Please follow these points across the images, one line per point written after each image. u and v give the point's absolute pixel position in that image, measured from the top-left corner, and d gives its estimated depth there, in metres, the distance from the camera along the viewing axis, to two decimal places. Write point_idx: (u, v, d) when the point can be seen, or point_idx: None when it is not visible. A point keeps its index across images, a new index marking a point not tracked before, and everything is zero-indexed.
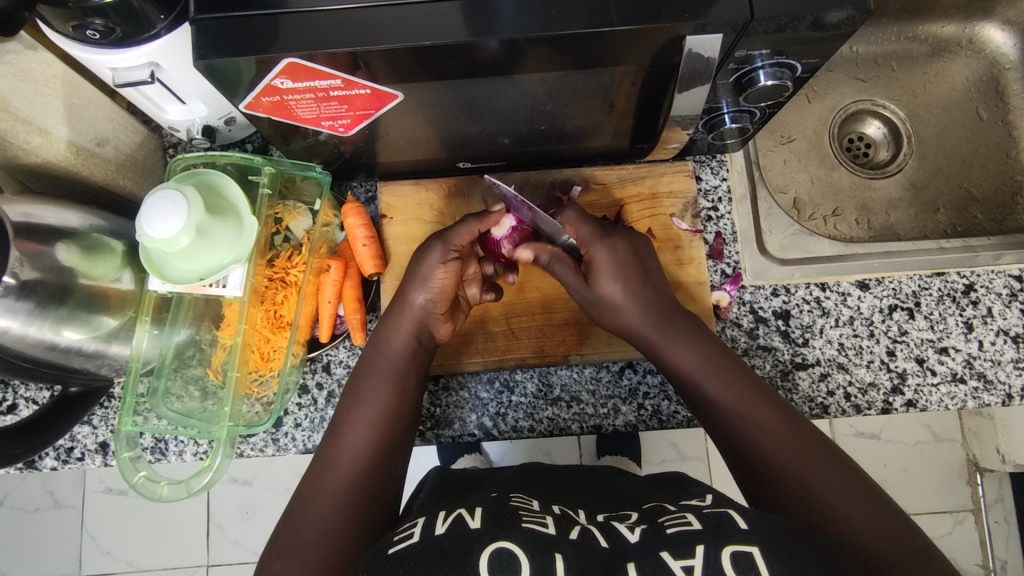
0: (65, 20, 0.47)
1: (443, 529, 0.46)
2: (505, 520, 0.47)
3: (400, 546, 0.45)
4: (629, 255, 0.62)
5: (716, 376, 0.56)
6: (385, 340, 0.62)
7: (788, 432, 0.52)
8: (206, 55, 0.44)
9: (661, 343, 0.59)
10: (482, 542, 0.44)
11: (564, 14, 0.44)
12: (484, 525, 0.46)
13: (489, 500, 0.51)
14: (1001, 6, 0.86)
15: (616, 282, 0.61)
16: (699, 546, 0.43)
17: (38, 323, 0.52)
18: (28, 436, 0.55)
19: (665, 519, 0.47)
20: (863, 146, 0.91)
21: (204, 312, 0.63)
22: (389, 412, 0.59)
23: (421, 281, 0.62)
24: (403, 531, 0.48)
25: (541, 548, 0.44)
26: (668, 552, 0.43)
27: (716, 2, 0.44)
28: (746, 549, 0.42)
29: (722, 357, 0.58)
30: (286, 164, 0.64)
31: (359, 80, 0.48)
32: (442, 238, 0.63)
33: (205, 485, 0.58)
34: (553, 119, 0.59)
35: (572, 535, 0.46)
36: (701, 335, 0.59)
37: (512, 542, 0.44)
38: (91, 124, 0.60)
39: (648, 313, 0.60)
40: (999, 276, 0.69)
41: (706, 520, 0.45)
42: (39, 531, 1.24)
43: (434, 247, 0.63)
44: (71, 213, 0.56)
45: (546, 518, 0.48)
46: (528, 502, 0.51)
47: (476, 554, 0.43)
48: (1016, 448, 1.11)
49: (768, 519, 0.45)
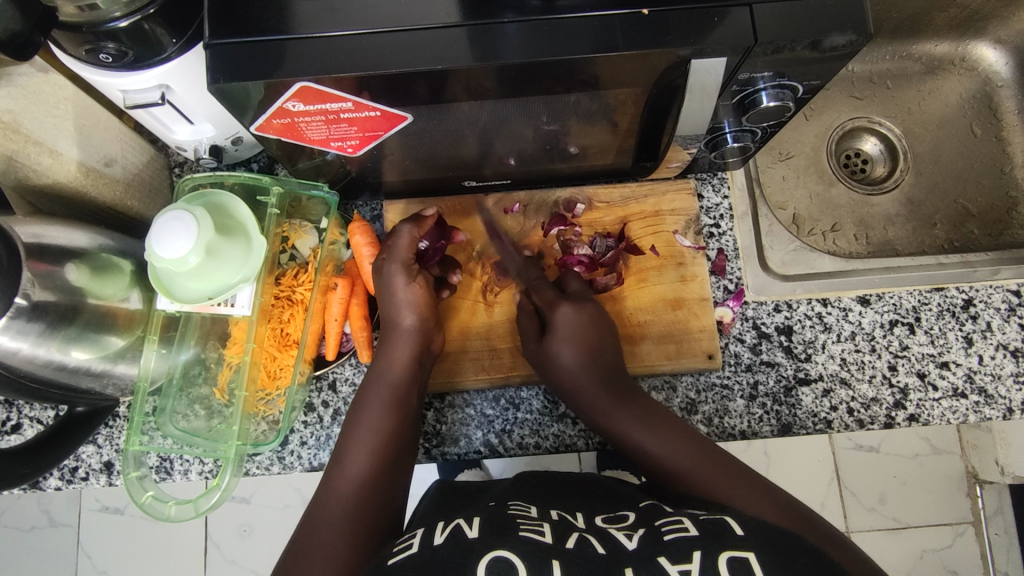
0: (79, 44, 0.49)
1: (441, 540, 0.47)
2: (504, 527, 0.47)
3: (398, 557, 0.46)
4: (586, 323, 0.64)
5: (665, 439, 0.58)
6: (381, 362, 0.63)
7: (735, 479, 0.55)
8: (218, 79, 0.45)
9: (608, 408, 0.61)
10: (479, 550, 0.44)
11: (570, 38, 0.45)
12: (481, 534, 0.46)
13: (486, 510, 0.51)
14: (992, 26, 0.87)
15: (573, 346, 0.63)
16: (696, 550, 0.43)
17: (47, 345, 0.53)
18: (36, 456, 0.55)
19: (663, 524, 0.47)
20: (860, 162, 0.92)
21: (210, 331, 0.63)
22: (391, 430, 0.60)
23: (404, 305, 0.64)
24: (402, 542, 0.49)
25: (538, 556, 0.44)
26: (665, 556, 0.43)
27: (717, 26, 0.45)
28: (742, 555, 0.42)
29: (662, 420, 0.60)
30: (294, 184, 0.65)
31: (368, 101, 0.48)
32: (392, 258, 0.65)
33: (213, 505, 0.58)
34: (557, 138, 0.60)
35: (570, 544, 0.46)
36: (640, 403, 0.62)
37: (508, 550, 0.44)
38: (100, 145, 0.60)
39: (595, 380, 0.63)
40: (998, 291, 0.70)
41: (703, 526, 0.45)
42: (36, 550, 1.23)
43: (394, 264, 0.64)
44: (80, 234, 0.56)
45: (544, 526, 0.48)
46: (527, 509, 0.51)
47: (473, 562, 0.43)
48: (1015, 460, 1.12)
49: (761, 526, 0.45)
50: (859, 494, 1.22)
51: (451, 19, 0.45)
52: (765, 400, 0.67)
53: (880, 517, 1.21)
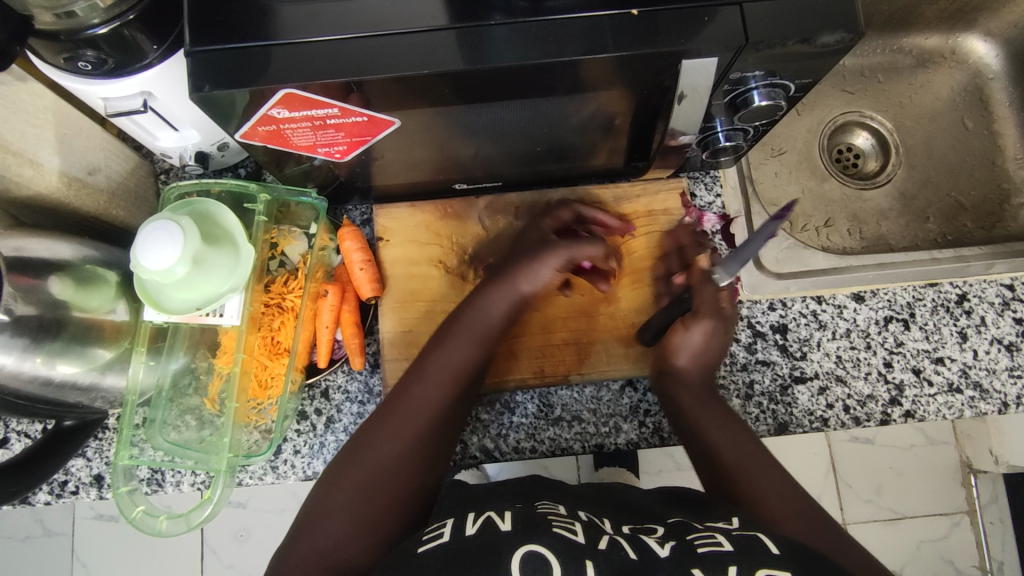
0: (57, 51, 0.48)
1: (474, 529, 0.46)
2: (535, 523, 0.47)
3: (429, 545, 0.45)
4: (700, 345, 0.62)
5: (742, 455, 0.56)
6: (479, 305, 0.60)
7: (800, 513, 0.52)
8: (200, 86, 0.44)
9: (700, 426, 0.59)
10: (511, 545, 0.44)
11: (561, 40, 0.44)
12: (515, 528, 0.46)
13: (516, 506, 0.51)
14: (982, 18, 0.87)
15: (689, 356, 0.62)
16: (732, 564, 0.42)
17: (32, 359, 0.51)
18: (24, 472, 0.54)
19: (694, 537, 0.47)
20: (852, 157, 0.92)
21: (199, 340, 0.62)
22: (462, 374, 0.58)
23: (530, 276, 0.60)
24: (431, 530, 0.48)
25: (572, 555, 0.43)
26: (698, 568, 0.43)
27: (709, 25, 0.44)
28: (780, 574, 0.41)
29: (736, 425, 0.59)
30: (281, 190, 0.64)
31: (354, 107, 0.48)
32: (569, 246, 0.61)
33: (205, 519, 0.57)
34: (549, 139, 0.60)
35: (602, 545, 0.45)
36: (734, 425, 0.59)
37: (543, 545, 0.44)
38: (82, 154, 0.59)
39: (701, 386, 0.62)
40: (992, 285, 0.69)
41: (737, 541, 0.45)
42: (31, 560, 1.22)
43: (558, 252, 0.60)
44: (63, 245, 0.55)
45: (575, 524, 0.48)
46: (556, 509, 0.51)
47: (506, 557, 0.43)
48: (1009, 450, 1.13)
49: (794, 545, 0.45)
50: (856, 486, 1.22)
51: (438, 22, 0.44)
52: (761, 399, 0.67)
53: (876, 509, 1.22)
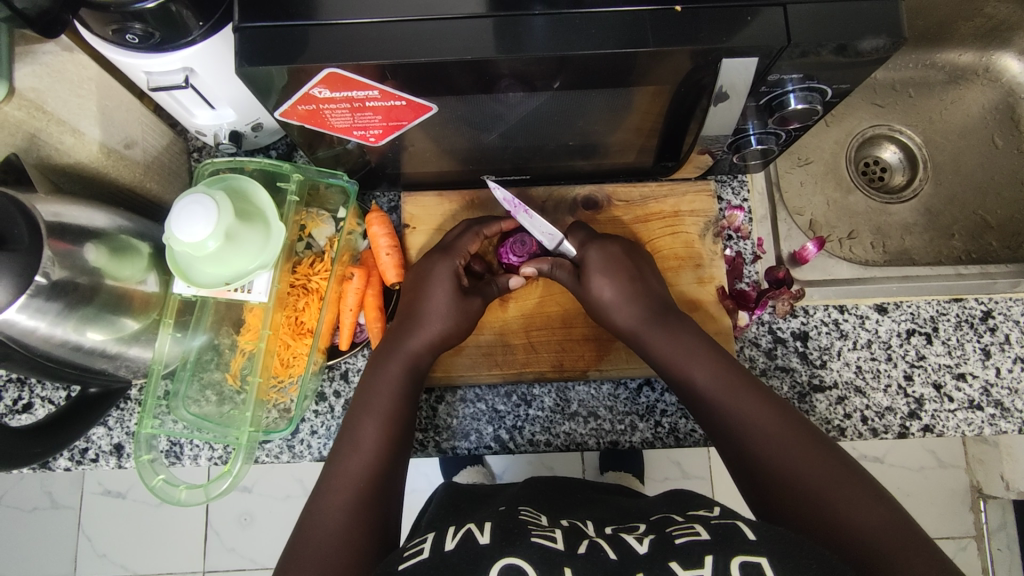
0: (105, 24, 0.48)
1: (452, 546, 0.46)
2: (514, 533, 0.47)
3: (409, 562, 0.45)
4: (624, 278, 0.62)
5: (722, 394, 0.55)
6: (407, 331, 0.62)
7: (801, 452, 0.51)
8: (247, 62, 0.44)
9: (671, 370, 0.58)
10: (490, 556, 0.44)
11: (601, 33, 0.45)
12: (493, 540, 0.46)
13: (497, 514, 0.51)
14: (1018, 37, 0.87)
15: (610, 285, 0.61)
16: (707, 556, 0.42)
17: (64, 325, 0.52)
18: (49, 436, 0.55)
19: (673, 530, 0.47)
20: (879, 170, 0.92)
21: (224, 316, 0.63)
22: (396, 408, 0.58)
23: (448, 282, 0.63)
24: (412, 547, 0.48)
25: (550, 563, 0.43)
26: (675, 561, 0.42)
27: (751, 24, 0.45)
28: (754, 560, 0.41)
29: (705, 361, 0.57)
30: (313, 171, 0.65)
31: (394, 90, 0.48)
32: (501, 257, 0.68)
33: (224, 491, 0.58)
34: (579, 135, 0.60)
35: (581, 550, 0.45)
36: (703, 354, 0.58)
37: (519, 556, 0.44)
38: (121, 126, 0.60)
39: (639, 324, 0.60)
40: (1017, 303, 0.69)
41: (714, 530, 0.45)
42: (36, 532, 1.23)
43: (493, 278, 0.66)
44: (99, 214, 0.56)
45: (555, 533, 0.48)
46: (537, 517, 0.51)
47: (483, 566, 0.43)
48: (1019, 476, 1.10)
49: (774, 532, 0.44)
50: None
51: (479, 10, 0.45)
52: None
53: None
